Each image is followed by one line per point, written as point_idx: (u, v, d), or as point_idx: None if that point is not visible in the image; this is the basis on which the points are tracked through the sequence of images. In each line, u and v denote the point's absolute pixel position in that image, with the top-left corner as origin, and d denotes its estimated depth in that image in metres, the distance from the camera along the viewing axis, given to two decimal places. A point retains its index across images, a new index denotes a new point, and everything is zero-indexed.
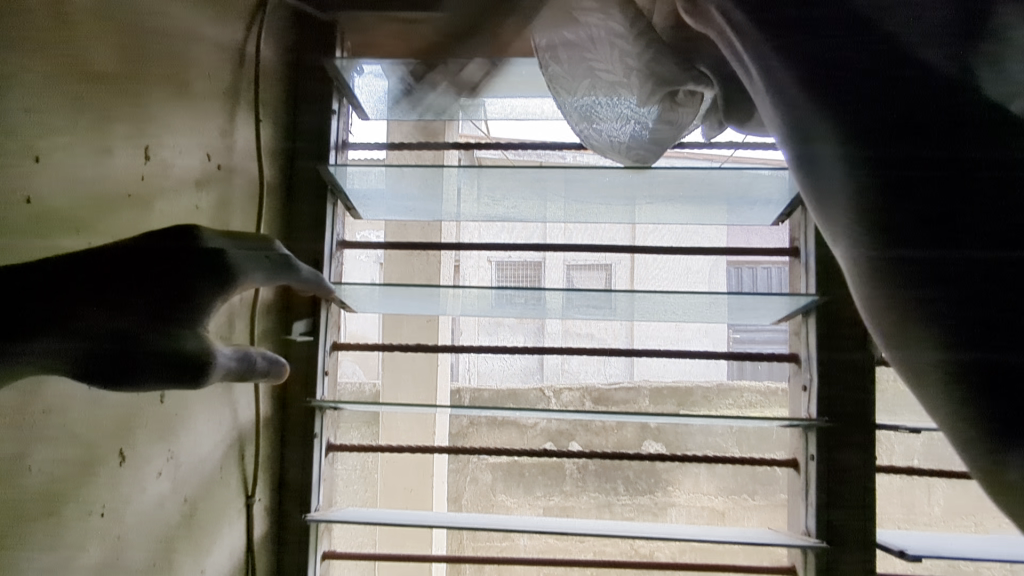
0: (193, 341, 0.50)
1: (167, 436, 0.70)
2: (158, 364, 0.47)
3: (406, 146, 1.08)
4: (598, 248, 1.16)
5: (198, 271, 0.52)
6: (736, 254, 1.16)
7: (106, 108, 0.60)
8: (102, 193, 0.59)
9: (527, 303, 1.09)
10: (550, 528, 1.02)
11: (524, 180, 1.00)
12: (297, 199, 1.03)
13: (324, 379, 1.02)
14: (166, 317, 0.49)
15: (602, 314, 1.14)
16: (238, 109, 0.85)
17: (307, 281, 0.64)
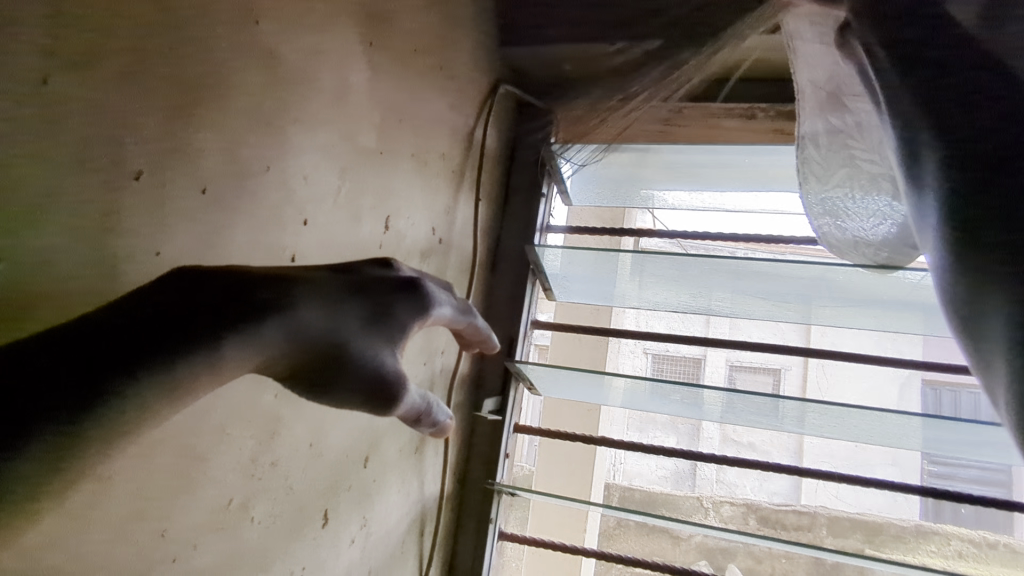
0: (392, 359, 0.45)
1: (363, 503, 0.70)
2: (364, 382, 0.43)
3: (587, 231, 1.07)
4: (775, 347, 1.03)
5: (395, 289, 0.48)
6: (941, 369, 0.94)
7: (362, 180, 0.64)
8: (347, 257, 0.62)
9: (683, 400, 0.98)
10: None
11: (701, 270, 0.92)
12: (499, 276, 1.03)
13: (506, 462, 0.98)
14: (370, 326, 0.45)
15: (768, 421, 0.99)
16: (462, 188, 0.88)
17: (482, 332, 0.59)
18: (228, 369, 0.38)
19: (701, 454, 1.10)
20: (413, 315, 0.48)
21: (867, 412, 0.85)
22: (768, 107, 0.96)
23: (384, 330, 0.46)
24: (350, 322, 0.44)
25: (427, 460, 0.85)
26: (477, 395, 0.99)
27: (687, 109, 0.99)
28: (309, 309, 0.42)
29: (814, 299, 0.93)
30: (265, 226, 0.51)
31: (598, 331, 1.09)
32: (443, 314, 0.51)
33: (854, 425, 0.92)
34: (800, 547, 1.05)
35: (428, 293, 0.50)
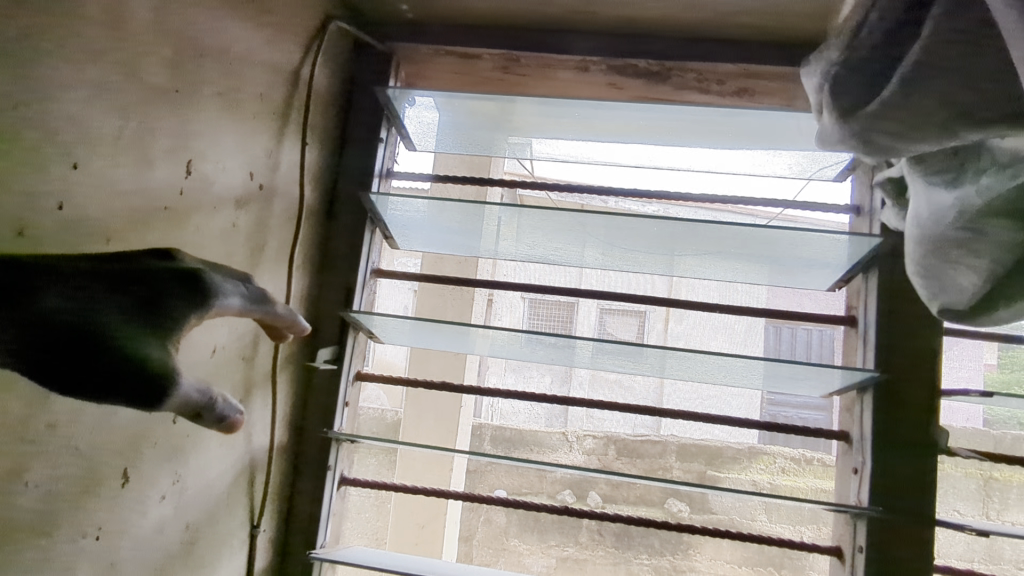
0: (158, 352, 0.42)
1: (175, 458, 0.68)
2: (112, 374, 0.40)
3: (454, 181, 1.06)
4: (625, 296, 1.10)
5: (172, 280, 0.45)
6: (765, 315, 1.02)
7: (153, 120, 0.59)
8: (136, 204, 0.58)
9: (557, 346, 1.01)
10: None
11: (572, 222, 0.95)
12: (335, 223, 1.01)
13: (343, 410, 0.99)
14: (137, 317, 0.43)
15: (631, 364, 1.06)
16: (287, 132, 0.84)
17: (287, 317, 0.53)
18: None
19: (568, 399, 1.16)
20: (193, 307, 0.45)
21: (707, 355, 0.94)
22: (600, 61, 0.97)
23: (155, 320, 0.43)
24: (108, 312, 0.42)
25: (253, 412, 0.84)
26: (314, 345, 0.98)
27: (525, 59, 1.00)
28: (55, 297, 0.40)
29: (678, 252, 1.00)
30: (20, 172, 0.46)
31: (465, 281, 1.11)
32: (230, 307, 0.48)
33: (707, 368, 1.00)
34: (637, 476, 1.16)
35: (211, 285, 0.47)
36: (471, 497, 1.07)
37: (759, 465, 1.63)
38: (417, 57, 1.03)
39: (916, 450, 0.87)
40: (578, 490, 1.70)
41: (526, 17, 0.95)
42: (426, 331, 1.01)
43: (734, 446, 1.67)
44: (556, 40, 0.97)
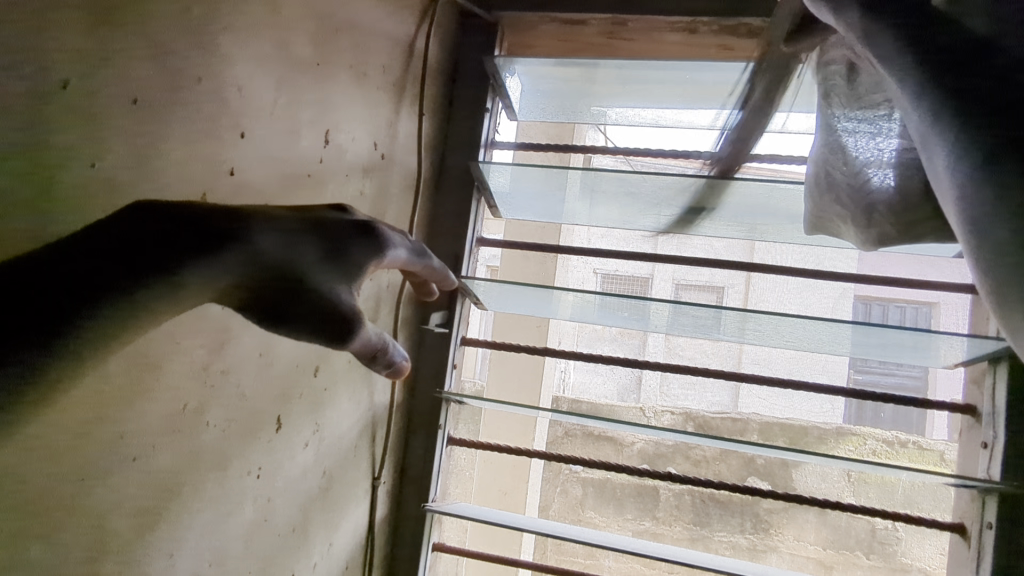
0: (349, 297, 0.47)
1: (315, 410, 0.73)
2: (318, 314, 0.45)
3: (540, 147, 1.06)
4: (721, 263, 1.09)
5: (354, 231, 0.51)
6: (871, 283, 0.98)
7: (300, 92, 0.63)
8: (287, 171, 0.62)
9: (632, 314, 1.05)
10: (663, 554, 1.03)
11: (651, 184, 0.93)
12: (443, 192, 1.04)
13: (453, 372, 1.03)
14: (327, 263, 0.48)
15: (705, 331, 1.06)
16: (404, 102, 0.88)
17: (437, 270, 0.61)
18: (186, 294, 0.41)
19: (646, 363, 1.17)
20: (371, 257, 0.51)
21: (795, 320, 0.90)
22: (710, 21, 0.95)
23: (342, 268, 0.49)
24: (308, 257, 0.47)
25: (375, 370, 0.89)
26: (425, 310, 1.02)
27: (631, 23, 0.99)
28: (267, 242, 0.45)
29: (762, 217, 0.98)
30: (202, 139, 0.51)
31: (551, 248, 1.12)
32: (397, 257, 0.54)
33: (784, 333, 0.97)
34: (726, 444, 1.15)
35: (384, 237, 0.53)
36: (557, 457, 1.11)
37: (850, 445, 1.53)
38: (521, 24, 1.04)
39: None
40: (660, 461, 1.71)
41: None
42: (515, 295, 1.04)
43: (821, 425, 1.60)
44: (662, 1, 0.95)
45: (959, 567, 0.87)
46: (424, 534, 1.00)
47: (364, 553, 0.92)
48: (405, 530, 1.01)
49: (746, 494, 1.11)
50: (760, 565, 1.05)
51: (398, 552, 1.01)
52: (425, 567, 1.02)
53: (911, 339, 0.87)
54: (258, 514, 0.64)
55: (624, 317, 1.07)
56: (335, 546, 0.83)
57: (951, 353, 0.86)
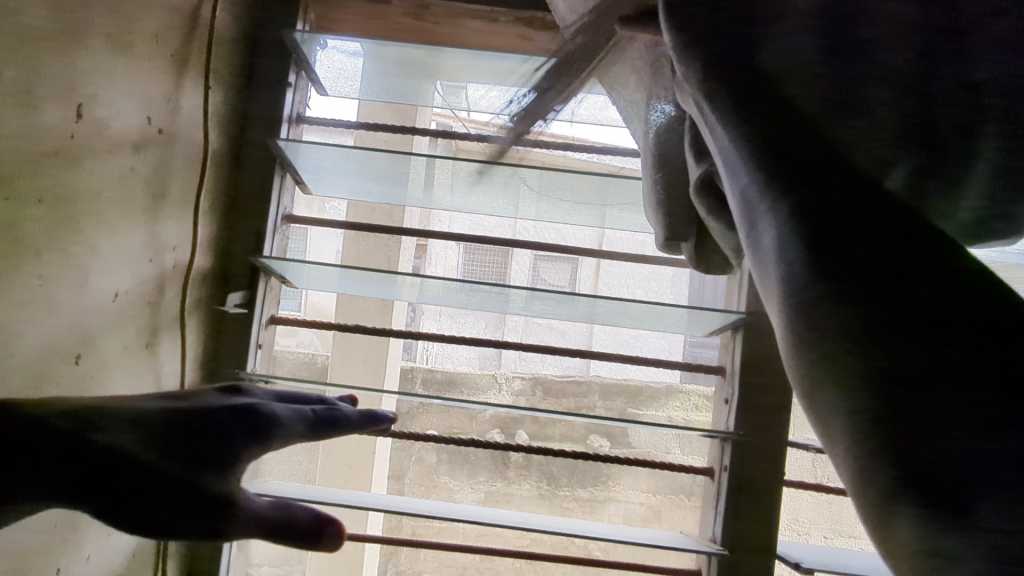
0: (216, 481, 0.55)
1: (80, 399, 0.70)
2: (188, 501, 0.54)
3: (378, 128, 1.07)
4: (565, 249, 1.17)
5: (244, 428, 0.62)
6: (664, 263, 1.10)
7: (36, 65, 0.59)
8: (25, 148, 0.58)
9: (490, 293, 1.06)
10: (486, 517, 1.10)
11: (506, 175, 0.98)
12: (242, 169, 1.01)
13: (257, 352, 1.02)
14: (204, 471, 0.56)
15: (564, 310, 1.10)
16: (187, 73, 0.84)
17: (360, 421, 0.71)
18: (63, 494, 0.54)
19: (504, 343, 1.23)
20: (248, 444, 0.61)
21: (639, 303, 0.98)
22: (507, 12, 1.00)
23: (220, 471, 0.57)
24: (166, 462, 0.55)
25: (162, 354, 0.86)
26: (224, 291, 1.00)
27: (434, 7, 1.01)
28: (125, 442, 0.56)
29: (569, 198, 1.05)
30: None
31: (382, 229, 1.12)
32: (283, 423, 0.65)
33: (628, 314, 1.06)
34: (557, 414, 1.26)
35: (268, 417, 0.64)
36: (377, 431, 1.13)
37: (675, 403, 1.67)
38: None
39: (780, 387, 0.98)
40: (508, 428, 1.80)
41: None
42: (352, 278, 1.05)
43: (653, 384, 1.72)
44: None
45: (709, 503, 1.03)
46: None
47: (156, 541, 0.90)
48: None
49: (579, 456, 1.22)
50: (574, 519, 1.17)
51: None
52: (229, 548, 1.02)
53: (687, 316, 0.99)
54: None
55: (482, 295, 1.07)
56: (114, 537, 0.80)
57: (711, 324, 1.00)
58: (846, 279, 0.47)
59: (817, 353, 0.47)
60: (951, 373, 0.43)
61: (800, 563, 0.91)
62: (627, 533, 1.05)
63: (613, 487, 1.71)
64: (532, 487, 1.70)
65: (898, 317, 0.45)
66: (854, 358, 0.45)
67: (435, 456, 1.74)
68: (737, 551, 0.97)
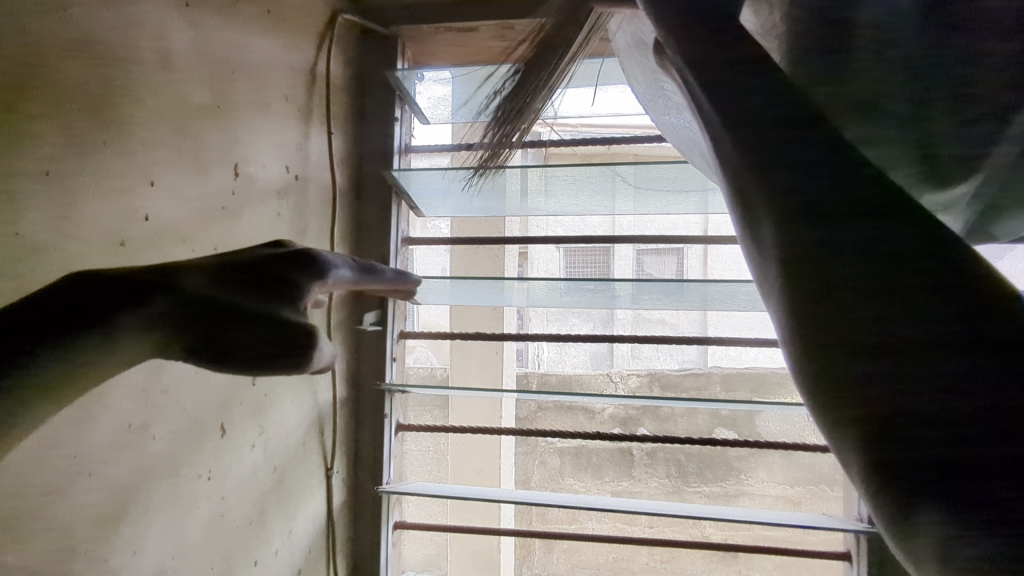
0: (200, 286, 0.49)
1: (259, 415, 0.82)
2: (201, 318, 0.47)
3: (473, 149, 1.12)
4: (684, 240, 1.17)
5: (289, 257, 0.53)
6: None
7: (203, 137, 0.70)
8: (201, 208, 0.70)
9: (596, 291, 1.13)
10: (622, 507, 1.14)
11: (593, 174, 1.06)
12: (364, 200, 1.12)
13: (393, 364, 1.13)
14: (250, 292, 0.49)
15: (672, 300, 1.14)
16: (312, 123, 0.95)
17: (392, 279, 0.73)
18: (120, 330, 0.44)
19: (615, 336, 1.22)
20: (306, 273, 0.53)
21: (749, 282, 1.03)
22: None
23: (283, 292, 0.50)
24: (196, 281, 0.49)
25: (316, 372, 0.97)
26: (359, 311, 1.11)
27: (519, 26, 1.07)
28: (186, 282, 0.48)
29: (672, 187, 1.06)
30: (113, 195, 0.58)
31: (489, 240, 1.17)
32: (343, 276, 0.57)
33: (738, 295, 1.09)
34: (679, 403, 1.26)
35: (323, 261, 0.55)
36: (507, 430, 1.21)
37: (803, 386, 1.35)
38: (419, 35, 1.11)
39: None
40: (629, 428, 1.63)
41: None
42: (464, 287, 1.15)
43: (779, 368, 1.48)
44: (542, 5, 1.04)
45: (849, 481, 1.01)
46: (382, 514, 1.11)
47: (326, 537, 1.01)
48: (366, 513, 1.11)
49: (711, 442, 1.22)
50: (711, 506, 1.18)
51: (361, 532, 1.11)
52: (388, 542, 1.12)
53: None
54: (213, 511, 0.73)
55: (588, 294, 1.15)
56: (294, 533, 0.92)
57: None
58: (840, 248, 0.36)
59: (831, 393, 0.35)
60: (988, 380, 0.32)
61: None
62: (765, 516, 1.04)
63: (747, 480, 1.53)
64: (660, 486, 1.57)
65: (918, 345, 0.33)
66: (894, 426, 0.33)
67: (558, 457, 1.61)
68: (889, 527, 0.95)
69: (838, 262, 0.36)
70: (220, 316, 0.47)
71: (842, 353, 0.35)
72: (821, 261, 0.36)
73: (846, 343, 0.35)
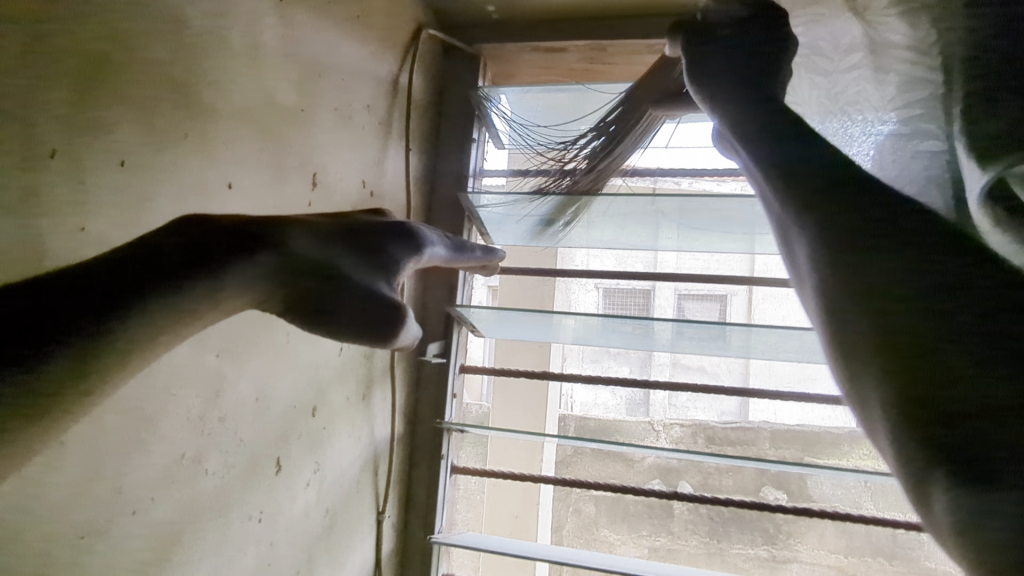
0: (303, 244, 0.47)
1: (315, 450, 0.74)
2: (304, 277, 0.46)
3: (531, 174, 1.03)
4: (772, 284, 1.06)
5: (391, 232, 0.54)
6: None
7: (285, 140, 0.65)
8: (276, 217, 0.64)
9: (636, 333, 0.99)
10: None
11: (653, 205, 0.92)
12: (435, 222, 1.06)
13: (453, 401, 1.04)
14: (356, 261, 0.49)
15: (715, 350, 1.00)
16: (391, 139, 0.89)
17: (479, 258, 0.69)
18: (231, 278, 0.42)
19: (650, 382, 1.09)
20: (397, 244, 0.53)
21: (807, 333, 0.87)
22: None
23: (375, 262, 0.50)
24: (303, 239, 0.48)
25: (376, 405, 0.89)
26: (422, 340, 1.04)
27: (611, 47, 1.00)
28: (297, 239, 0.47)
29: (760, 227, 0.93)
30: (187, 195, 0.52)
31: (552, 273, 1.08)
32: (436, 254, 0.58)
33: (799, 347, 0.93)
34: (737, 462, 1.02)
35: (420, 237, 0.56)
36: (568, 482, 1.09)
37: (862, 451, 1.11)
38: (503, 54, 1.05)
39: None
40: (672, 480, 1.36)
41: (613, 5, 0.95)
42: (515, 324, 1.04)
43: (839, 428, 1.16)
44: (638, 26, 0.97)
45: None
46: (430, 565, 1.00)
47: None
48: (413, 563, 1.01)
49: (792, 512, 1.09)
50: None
51: None
52: None
53: None
54: (260, 558, 0.64)
55: (627, 337, 1.01)
56: None
57: None
58: (875, 214, 0.40)
59: (847, 315, 0.38)
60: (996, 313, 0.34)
61: None
62: None
63: (794, 545, 1.25)
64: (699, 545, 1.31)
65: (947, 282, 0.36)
66: (954, 445, 0.31)
67: (594, 504, 1.40)
68: None
69: (860, 220, 0.40)
70: (320, 275, 0.46)
71: (870, 284, 0.38)
72: (854, 224, 0.40)
73: (872, 272, 0.38)
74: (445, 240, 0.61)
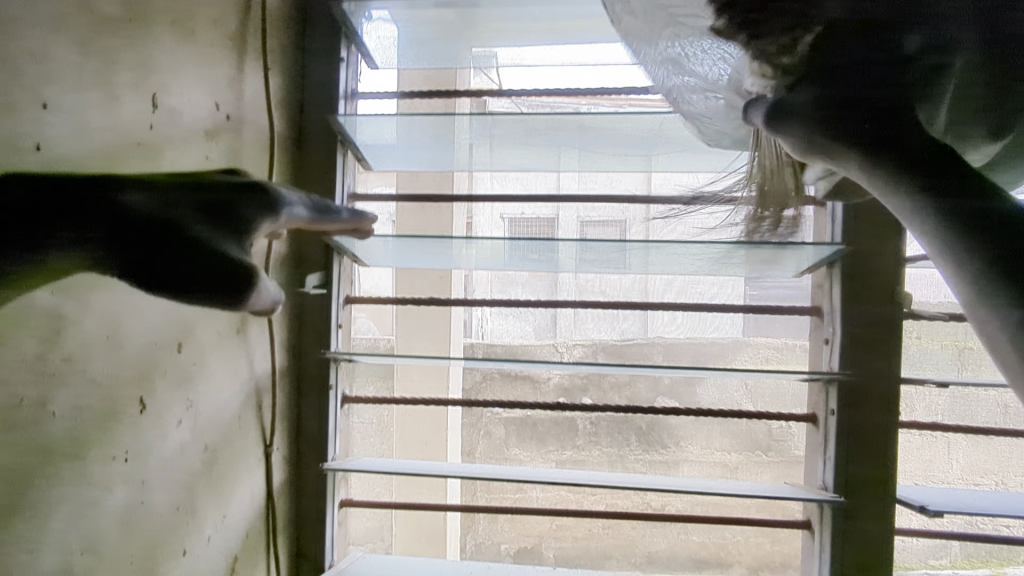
0: (139, 202, 0.46)
1: (185, 386, 0.72)
2: (137, 240, 0.44)
3: (420, 94, 1.01)
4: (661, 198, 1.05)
5: (247, 192, 0.52)
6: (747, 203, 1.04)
7: (113, 55, 0.59)
8: (111, 142, 0.59)
9: (540, 259, 1.01)
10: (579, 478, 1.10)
11: (542, 126, 0.95)
12: (308, 147, 1.01)
13: (340, 331, 1.04)
14: (201, 221, 0.47)
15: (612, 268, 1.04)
16: (247, 57, 0.83)
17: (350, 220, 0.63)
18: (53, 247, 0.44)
19: (548, 302, 1.13)
20: (257, 210, 0.51)
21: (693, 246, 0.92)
22: None
23: (225, 225, 0.48)
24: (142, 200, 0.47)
25: (252, 336, 0.87)
26: (301, 272, 1.01)
27: None
28: (132, 198, 0.46)
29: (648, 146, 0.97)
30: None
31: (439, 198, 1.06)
32: (296, 215, 0.54)
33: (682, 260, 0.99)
34: (625, 372, 1.09)
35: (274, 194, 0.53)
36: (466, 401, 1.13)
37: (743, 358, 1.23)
38: None
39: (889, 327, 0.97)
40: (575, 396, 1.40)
41: None
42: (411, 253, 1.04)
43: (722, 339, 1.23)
44: None
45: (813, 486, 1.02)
46: (326, 492, 1.02)
47: (265, 519, 0.93)
48: (310, 493, 1.02)
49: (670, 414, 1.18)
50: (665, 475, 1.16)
51: (303, 512, 1.03)
52: (332, 522, 1.04)
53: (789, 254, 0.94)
54: (132, 496, 0.63)
55: (533, 264, 1.03)
56: (229, 518, 0.83)
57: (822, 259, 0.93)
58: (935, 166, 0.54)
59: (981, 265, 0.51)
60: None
61: (926, 506, 0.90)
62: (729, 487, 1.03)
63: (684, 447, 1.35)
64: (602, 453, 1.36)
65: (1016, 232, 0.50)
66: None
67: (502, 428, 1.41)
68: (851, 520, 0.99)
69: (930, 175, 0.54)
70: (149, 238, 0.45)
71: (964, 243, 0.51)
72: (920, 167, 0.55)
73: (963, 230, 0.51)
74: (309, 201, 0.58)
